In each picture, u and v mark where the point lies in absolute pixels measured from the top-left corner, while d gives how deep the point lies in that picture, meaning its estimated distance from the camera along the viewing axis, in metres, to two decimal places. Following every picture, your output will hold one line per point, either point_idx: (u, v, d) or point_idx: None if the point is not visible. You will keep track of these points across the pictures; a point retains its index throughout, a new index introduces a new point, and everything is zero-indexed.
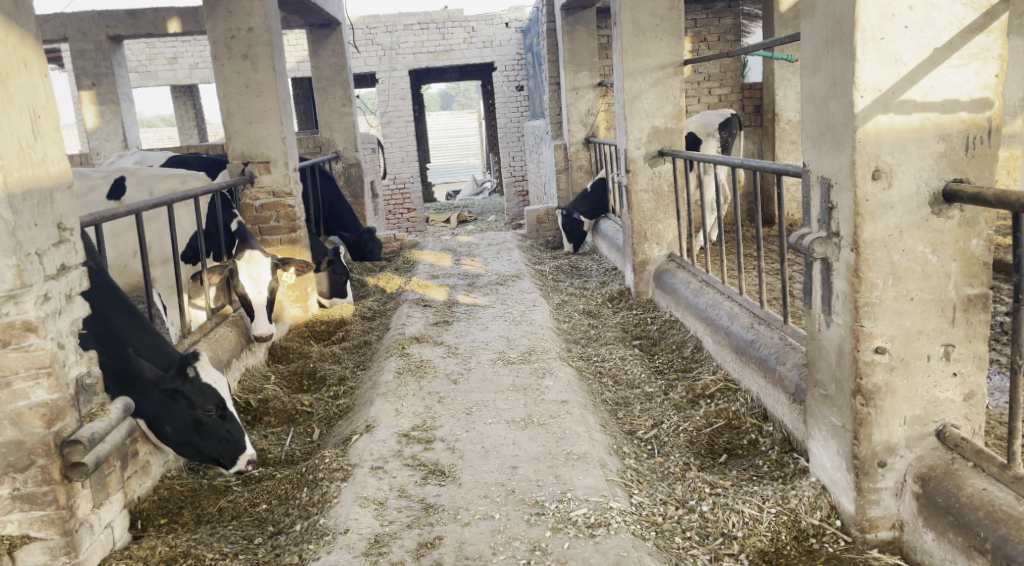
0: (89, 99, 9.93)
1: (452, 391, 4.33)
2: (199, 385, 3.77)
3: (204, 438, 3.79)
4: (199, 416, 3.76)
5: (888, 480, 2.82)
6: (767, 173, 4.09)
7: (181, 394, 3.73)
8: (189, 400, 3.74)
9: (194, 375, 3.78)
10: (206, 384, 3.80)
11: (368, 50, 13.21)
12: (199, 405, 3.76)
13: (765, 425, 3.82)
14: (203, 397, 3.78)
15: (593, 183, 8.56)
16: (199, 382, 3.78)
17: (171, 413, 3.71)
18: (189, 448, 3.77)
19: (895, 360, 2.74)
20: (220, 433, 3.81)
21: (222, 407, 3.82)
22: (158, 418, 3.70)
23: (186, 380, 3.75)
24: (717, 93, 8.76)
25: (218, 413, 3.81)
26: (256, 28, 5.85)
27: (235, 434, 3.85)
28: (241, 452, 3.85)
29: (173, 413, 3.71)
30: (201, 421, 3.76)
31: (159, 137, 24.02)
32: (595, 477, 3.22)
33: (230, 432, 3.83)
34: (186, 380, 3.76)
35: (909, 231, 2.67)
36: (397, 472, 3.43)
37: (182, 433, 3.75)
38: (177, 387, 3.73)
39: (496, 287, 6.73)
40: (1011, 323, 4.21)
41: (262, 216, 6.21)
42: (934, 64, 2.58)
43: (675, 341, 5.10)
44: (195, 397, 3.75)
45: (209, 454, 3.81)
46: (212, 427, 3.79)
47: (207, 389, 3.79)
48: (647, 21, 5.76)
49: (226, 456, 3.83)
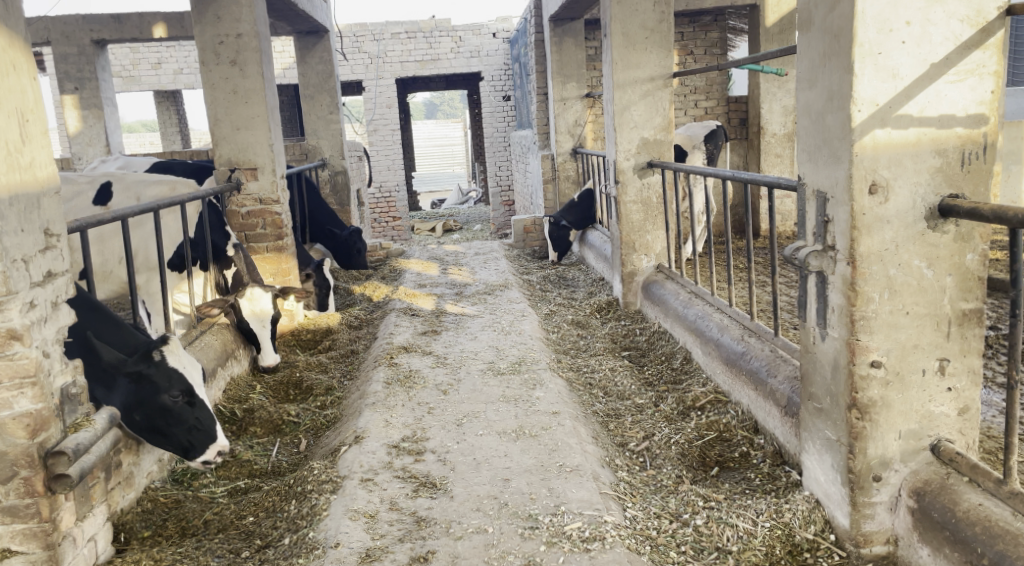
0: (71, 103, 9.85)
1: (442, 402, 4.29)
2: (165, 369, 3.68)
3: (173, 424, 3.68)
4: (165, 401, 3.66)
5: (883, 495, 2.81)
6: (758, 185, 4.09)
7: (147, 378, 3.64)
8: (154, 384, 3.64)
9: (160, 359, 3.69)
10: (173, 368, 3.70)
11: (355, 58, 13.21)
12: (166, 390, 3.66)
13: (756, 438, 3.81)
14: (169, 381, 3.67)
15: (580, 194, 8.51)
16: (165, 366, 3.68)
17: (139, 398, 3.63)
18: (158, 435, 3.67)
19: (890, 374, 2.73)
20: (188, 421, 3.71)
21: (189, 394, 3.71)
22: (127, 404, 3.61)
23: (150, 364, 3.66)
24: (703, 106, 8.79)
25: (184, 400, 3.70)
26: (244, 34, 5.81)
27: (204, 422, 3.74)
28: (211, 442, 3.76)
29: (141, 398, 3.62)
30: (168, 407, 3.66)
31: (141, 142, 23.87)
32: (588, 490, 3.20)
33: (200, 420, 3.73)
34: (152, 364, 3.67)
35: (905, 245, 2.67)
36: (388, 485, 3.40)
37: (153, 419, 3.66)
38: (142, 371, 3.64)
39: (484, 297, 6.71)
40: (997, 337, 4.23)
41: (248, 223, 6.17)
42: (931, 80, 2.59)
43: (664, 353, 5.09)
44: (161, 381, 3.65)
45: (175, 442, 3.70)
46: (179, 413, 3.68)
47: (175, 374, 3.69)
48: (637, 33, 5.77)
49: (195, 445, 3.73)
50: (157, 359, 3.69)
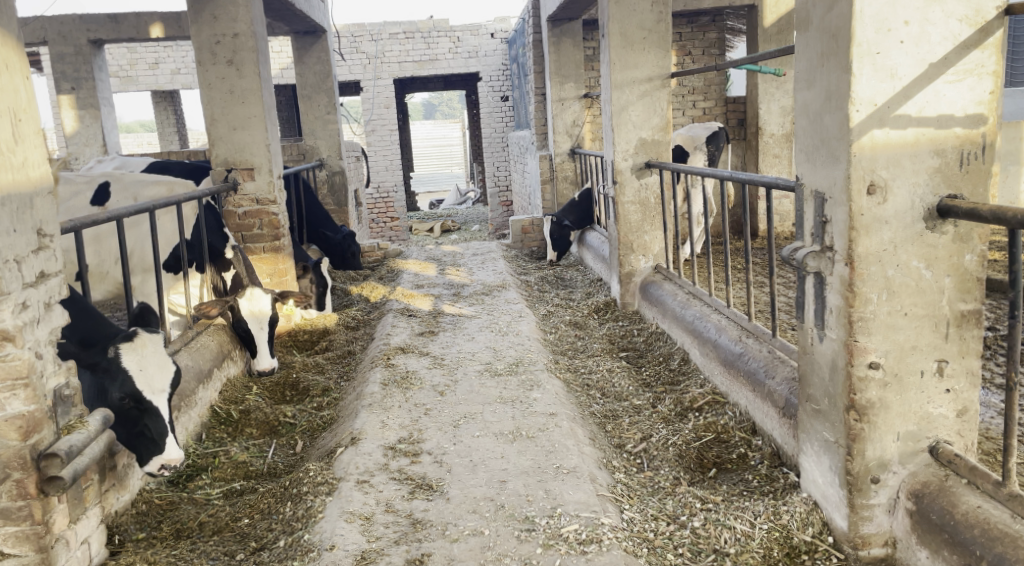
0: (68, 103, 9.83)
1: (438, 403, 4.28)
2: (115, 367, 3.63)
3: (119, 425, 3.61)
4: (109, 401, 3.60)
5: (882, 497, 2.80)
6: (755, 185, 4.08)
7: (100, 371, 3.62)
8: (105, 378, 3.61)
9: (115, 355, 3.65)
10: (125, 368, 3.63)
11: (353, 58, 13.19)
12: (110, 390, 3.60)
13: (754, 439, 3.80)
14: (118, 380, 3.61)
15: (579, 194, 8.51)
16: (119, 363, 3.63)
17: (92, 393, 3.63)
18: None
19: (889, 376, 2.72)
20: (135, 426, 3.62)
21: (137, 398, 3.62)
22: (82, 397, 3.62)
23: (105, 358, 3.64)
24: (701, 106, 8.78)
25: (132, 403, 3.62)
26: (241, 34, 5.79)
27: (153, 431, 3.64)
28: (159, 455, 3.63)
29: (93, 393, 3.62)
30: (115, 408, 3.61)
31: (139, 143, 23.83)
32: (585, 492, 3.18)
33: (148, 429, 3.63)
34: (106, 360, 3.64)
35: (903, 245, 2.66)
36: (383, 486, 3.38)
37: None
38: (96, 363, 3.63)
39: (481, 298, 6.69)
40: (996, 338, 4.22)
41: (245, 223, 6.15)
42: (929, 80, 2.57)
43: (661, 354, 5.08)
44: (110, 376, 3.61)
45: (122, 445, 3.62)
46: (126, 416, 3.61)
47: (123, 373, 3.63)
48: (635, 33, 5.76)
49: (142, 452, 3.62)
50: (112, 355, 3.65)
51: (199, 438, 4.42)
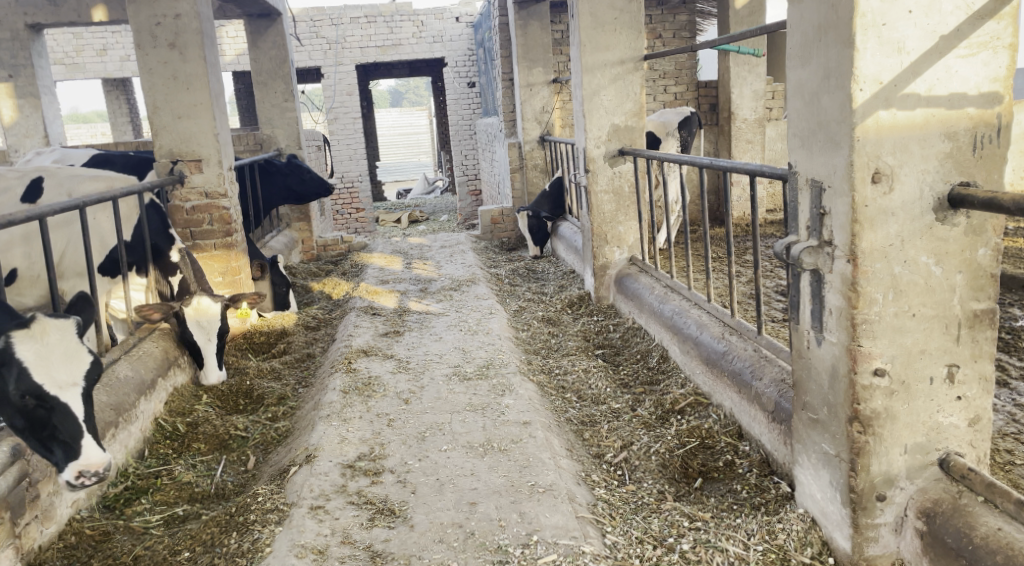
0: (6, 92, 9.35)
1: (403, 413, 3.98)
2: (9, 360, 3.24)
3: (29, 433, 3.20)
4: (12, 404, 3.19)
5: (888, 515, 2.56)
6: (739, 172, 3.73)
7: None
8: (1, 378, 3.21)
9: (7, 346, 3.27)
10: (19, 361, 3.25)
11: (312, 43, 12.80)
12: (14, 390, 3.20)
13: (741, 445, 3.55)
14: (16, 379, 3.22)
15: (549, 184, 8.28)
16: (13, 355, 3.26)
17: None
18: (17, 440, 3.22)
19: (895, 383, 2.48)
20: (47, 429, 3.22)
21: (39, 396, 3.23)
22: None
23: None
24: (673, 91, 8.47)
25: (34, 402, 3.23)
26: (183, 14, 5.41)
27: (65, 433, 3.25)
28: (74, 459, 3.23)
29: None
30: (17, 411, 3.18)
31: (93, 133, 23.15)
32: (563, 514, 2.92)
33: (57, 427, 3.23)
34: None
35: (911, 239, 2.42)
36: (341, 513, 3.09)
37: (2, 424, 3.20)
38: None
39: (450, 294, 6.39)
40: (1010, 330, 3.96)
41: (193, 219, 5.79)
42: (940, 54, 2.33)
43: (639, 351, 4.83)
44: (6, 373, 3.21)
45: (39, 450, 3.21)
46: (36, 420, 3.21)
47: (25, 370, 3.24)
48: (605, 14, 5.45)
49: (56, 457, 3.22)
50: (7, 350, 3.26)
51: (142, 456, 4.07)
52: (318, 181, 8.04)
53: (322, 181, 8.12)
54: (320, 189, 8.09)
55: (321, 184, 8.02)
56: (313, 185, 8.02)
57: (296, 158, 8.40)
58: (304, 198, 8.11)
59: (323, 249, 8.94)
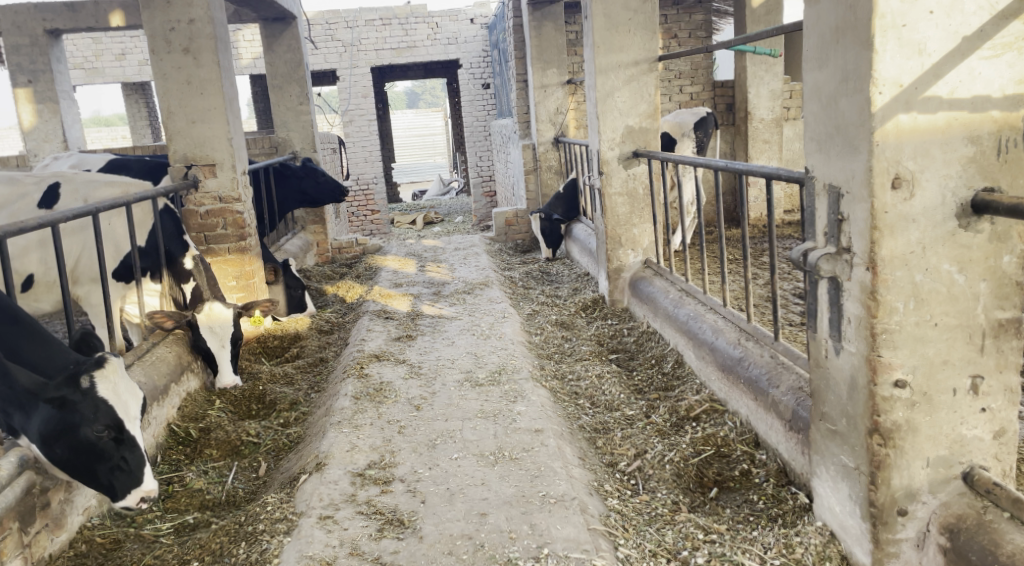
0: (25, 97, 9.39)
1: (414, 420, 3.93)
2: (90, 400, 3.16)
3: (95, 463, 3.16)
4: (88, 436, 3.14)
5: (909, 530, 2.49)
6: (756, 175, 3.65)
7: (72, 405, 3.14)
8: (80, 414, 3.14)
9: (88, 387, 3.18)
10: (102, 399, 3.18)
11: (327, 46, 12.75)
12: (90, 423, 3.14)
13: (758, 453, 3.48)
14: (95, 412, 3.16)
15: (564, 185, 8.22)
16: (94, 395, 3.17)
17: (58, 428, 3.11)
18: (78, 472, 3.16)
19: (917, 395, 2.41)
20: (113, 460, 3.18)
21: (116, 429, 3.19)
22: (44, 436, 3.11)
23: (76, 391, 3.16)
24: (689, 91, 8.38)
25: (110, 435, 3.18)
26: (197, 19, 5.39)
27: (132, 463, 3.22)
28: (135, 486, 3.21)
29: (58, 428, 3.11)
30: (92, 444, 3.14)
31: (113, 136, 23.28)
32: (575, 526, 2.87)
33: (127, 461, 3.20)
34: (78, 393, 3.16)
35: (933, 246, 2.35)
36: (349, 523, 3.04)
37: (69, 455, 3.13)
38: (66, 398, 3.14)
39: (463, 297, 6.35)
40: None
41: (207, 223, 5.77)
42: (962, 56, 2.25)
43: (653, 356, 4.76)
44: (86, 410, 3.15)
45: (101, 482, 3.18)
46: (103, 452, 3.16)
47: (103, 404, 3.18)
48: (620, 15, 5.39)
49: (117, 487, 3.19)
50: (87, 387, 3.18)
51: (153, 463, 4.04)
52: (333, 184, 8.01)
53: (336, 184, 8.09)
54: (335, 191, 8.07)
55: (335, 187, 7.99)
56: (327, 188, 7.99)
57: (311, 161, 8.38)
58: (318, 201, 8.09)
59: (337, 251, 8.92)
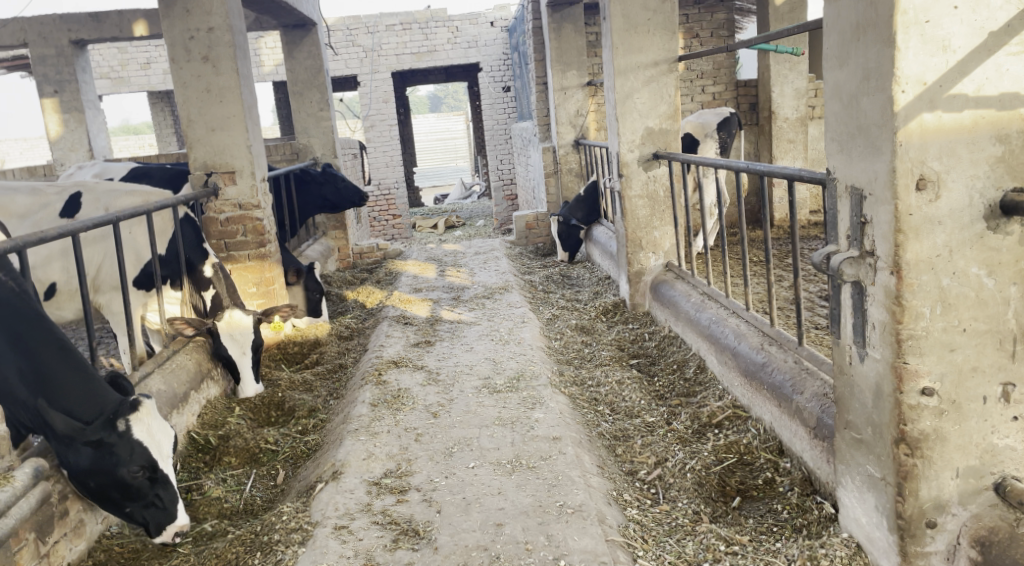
0: (52, 107, 9.47)
1: (431, 427, 3.89)
2: (126, 443, 3.22)
3: (130, 500, 3.24)
4: (124, 476, 3.21)
5: (939, 543, 2.41)
6: (778, 176, 3.58)
7: (108, 447, 3.20)
8: (116, 456, 3.20)
9: (125, 430, 3.24)
10: (138, 440, 3.25)
11: (348, 52, 12.77)
12: (126, 463, 3.21)
13: (782, 461, 3.40)
14: (131, 454, 3.23)
15: (585, 188, 8.15)
16: (130, 438, 3.23)
17: (94, 467, 3.18)
18: (113, 508, 3.25)
19: (945, 403, 2.33)
20: (147, 497, 3.26)
21: (151, 469, 3.26)
22: (81, 475, 3.18)
23: (114, 434, 3.22)
24: (711, 91, 8.29)
25: (145, 475, 3.25)
26: (216, 27, 5.40)
27: (165, 499, 3.28)
28: (169, 522, 3.27)
29: (95, 468, 3.18)
30: (127, 482, 3.22)
31: (140, 145, 23.49)
32: (593, 537, 2.81)
33: (161, 498, 3.27)
34: (115, 435, 3.22)
35: (961, 249, 2.27)
36: (364, 534, 3.00)
37: (104, 493, 3.21)
38: (103, 440, 3.19)
39: (482, 302, 6.30)
40: None
41: (227, 230, 5.76)
42: (988, 52, 2.18)
43: (675, 361, 4.69)
44: (122, 452, 3.21)
45: (135, 518, 3.27)
46: (138, 490, 3.24)
47: (139, 447, 3.24)
48: (639, 16, 5.32)
49: (150, 524, 3.28)
50: (123, 430, 3.24)
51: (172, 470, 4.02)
52: (353, 190, 8.00)
53: (357, 189, 8.08)
54: (355, 197, 8.05)
55: (356, 193, 7.98)
56: (347, 194, 7.98)
57: (332, 167, 8.37)
58: (338, 207, 8.08)
59: (358, 256, 8.91)
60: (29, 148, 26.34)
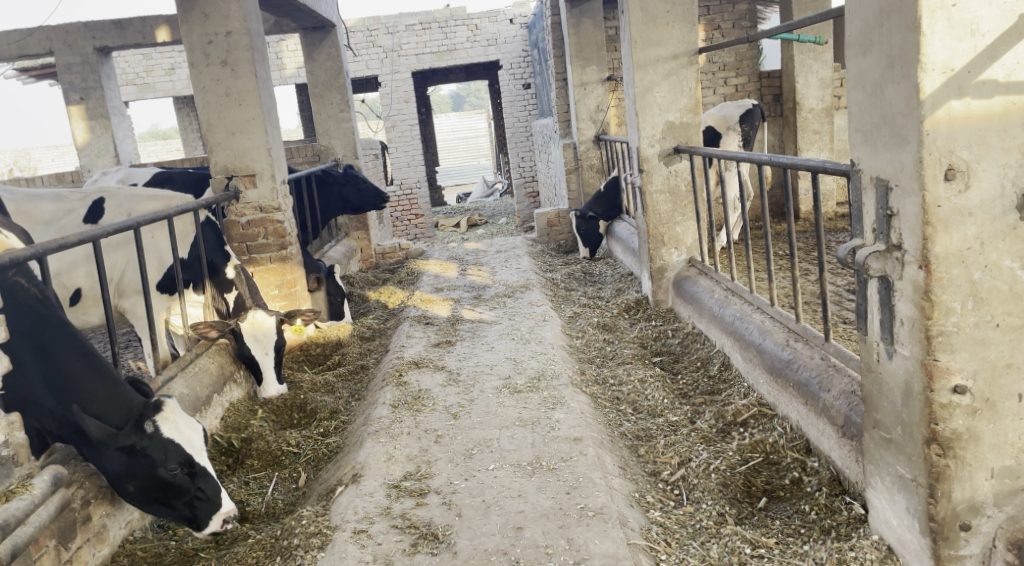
0: (78, 114, 9.54)
1: (452, 429, 3.84)
2: (157, 444, 3.21)
3: (172, 498, 3.23)
4: (163, 476, 3.21)
5: (973, 547, 2.32)
6: (802, 169, 3.48)
7: (141, 451, 3.18)
8: (150, 458, 3.19)
9: (154, 431, 3.22)
10: (169, 439, 3.24)
11: (368, 52, 12.76)
12: (162, 462, 3.20)
13: (809, 460, 3.31)
14: (165, 453, 3.22)
15: (606, 184, 8.07)
16: (161, 439, 3.22)
17: (131, 471, 3.17)
18: (157, 507, 3.24)
19: (978, 401, 2.25)
20: (189, 493, 3.24)
21: (189, 464, 3.25)
22: (118, 478, 3.17)
23: (145, 437, 3.19)
24: (733, 83, 8.19)
25: (185, 471, 3.24)
26: (234, 31, 5.38)
27: (208, 491, 3.27)
28: (215, 511, 3.26)
29: (132, 472, 3.17)
30: (166, 481, 3.21)
31: (167, 150, 23.69)
32: (614, 541, 2.75)
33: (203, 491, 3.26)
34: (145, 438, 3.20)
35: (992, 241, 2.19)
36: (384, 538, 2.96)
37: (146, 494, 3.21)
38: (135, 445, 3.17)
39: (504, 301, 6.25)
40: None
41: (249, 233, 5.74)
42: (1018, 36, 2.10)
43: (699, 358, 4.61)
44: (156, 454, 3.20)
45: (181, 514, 3.26)
46: (178, 488, 3.23)
47: (171, 445, 3.23)
48: (657, 8, 5.24)
49: (197, 517, 3.26)
50: (152, 432, 3.22)
51: None
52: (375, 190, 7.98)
53: (378, 190, 8.05)
54: (377, 198, 8.03)
55: (377, 193, 7.96)
56: (368, 195, 7.96)
57: (353, 168, 8.36)
58: (360, 208, 8.06)
59: (381, 257, 8.89)
60: (59, 155, 26.64)
